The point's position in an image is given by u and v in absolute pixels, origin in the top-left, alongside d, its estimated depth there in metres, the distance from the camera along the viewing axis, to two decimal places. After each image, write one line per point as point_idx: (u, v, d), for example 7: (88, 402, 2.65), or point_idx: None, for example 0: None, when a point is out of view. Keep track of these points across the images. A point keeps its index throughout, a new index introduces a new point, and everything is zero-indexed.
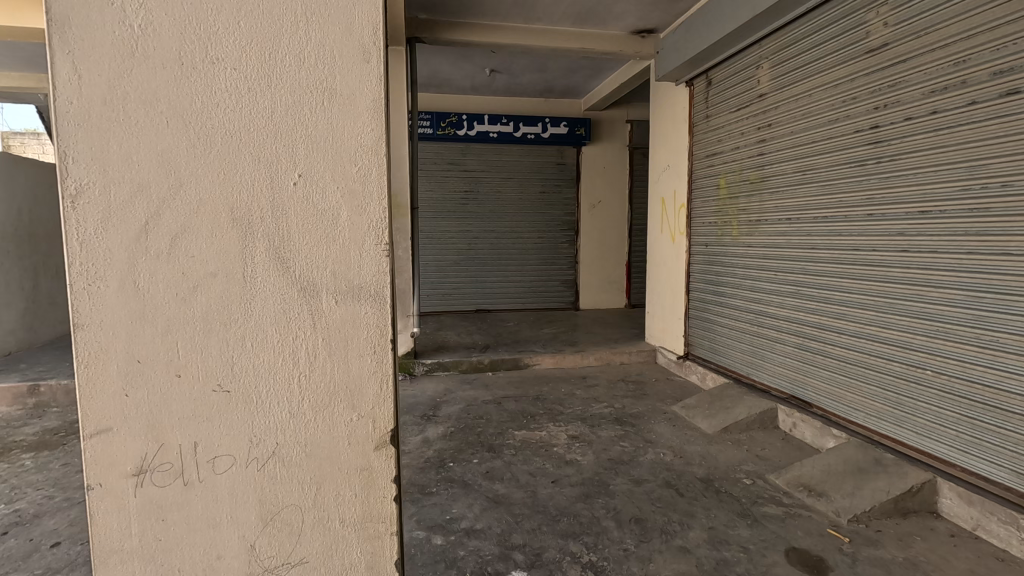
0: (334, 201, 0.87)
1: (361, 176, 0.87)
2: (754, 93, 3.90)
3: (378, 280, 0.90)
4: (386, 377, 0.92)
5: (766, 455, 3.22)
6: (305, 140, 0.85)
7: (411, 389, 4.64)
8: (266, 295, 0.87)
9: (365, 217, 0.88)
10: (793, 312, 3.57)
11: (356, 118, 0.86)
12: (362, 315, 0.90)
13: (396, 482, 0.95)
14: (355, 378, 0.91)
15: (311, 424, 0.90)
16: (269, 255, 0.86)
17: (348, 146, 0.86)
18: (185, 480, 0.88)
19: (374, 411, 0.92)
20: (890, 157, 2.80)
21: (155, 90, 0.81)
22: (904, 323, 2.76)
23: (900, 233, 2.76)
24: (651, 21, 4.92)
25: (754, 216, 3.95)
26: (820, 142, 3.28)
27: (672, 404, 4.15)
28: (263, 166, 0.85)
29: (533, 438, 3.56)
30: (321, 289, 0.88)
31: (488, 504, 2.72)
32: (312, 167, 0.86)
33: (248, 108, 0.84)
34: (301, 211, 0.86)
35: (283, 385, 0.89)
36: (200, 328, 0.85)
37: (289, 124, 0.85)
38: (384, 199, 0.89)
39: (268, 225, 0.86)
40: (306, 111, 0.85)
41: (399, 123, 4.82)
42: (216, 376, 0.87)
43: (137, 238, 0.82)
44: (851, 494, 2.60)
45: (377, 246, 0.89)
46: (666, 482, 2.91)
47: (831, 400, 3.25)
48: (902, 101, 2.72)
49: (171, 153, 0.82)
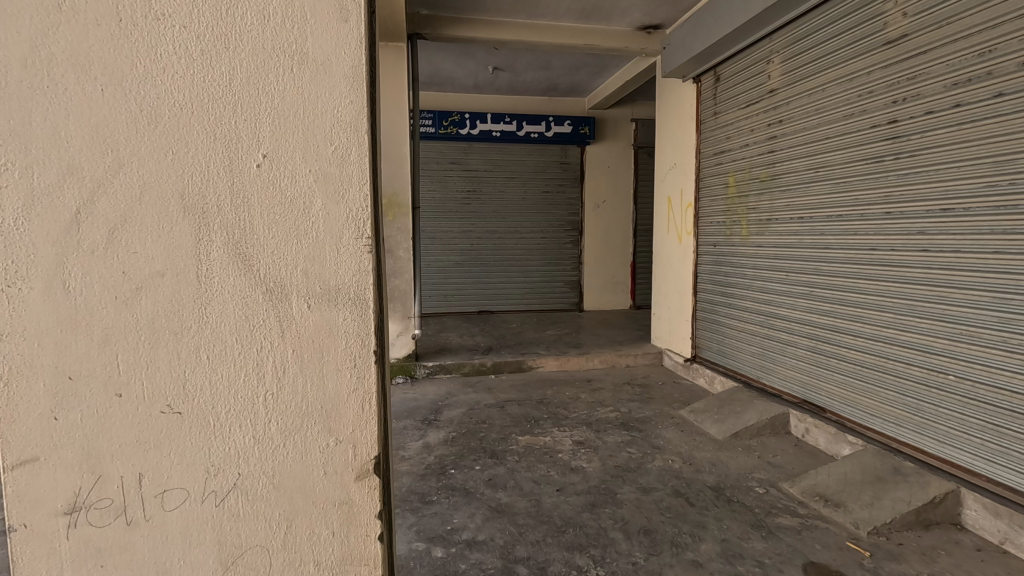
0: (305, 190, 0.78)
1: (339, 158, 0.79)
2: (764, 89, 3.80)
3: (359, 281, 0.81)
4: (370, 394, 0.83)
5: (778, 462, 3.10)
6: (271, 114, 0.76)
7: (412, 393, 4.54)
8: (224, 301, 0.77)
9: (344, 205, 0.79)
10: (805, 314, 3.45)
11: (333, 91, 0.78)
12: (340, 322, 0.80)
13: (380, 518, 0.86)
14: (333, 393, 0.82)
15: (280, 449, 0.81)
16: (227, 250, 0.77)
17: (322, 120, 0.77)
18: (129, 519, 0.78)
19: (356, 435, 0.83)
20: (910, 153, 2.69)
21: (87, 52, 0.71)
22: (924, 324, 2.65)
23: (920, 232, 2.65)
24: (656, 16, 4.82)
25: (764, 215, 3.84)
26: (834, 138, 3.17)
27: (680, 408, 4.04)
28: (221, 151, 0.76)
29: (536, 444, 3.45)
30: (291, 291, 0.79)
31: (491, 514, 2.62)
32: (280, 151, 0.77)
33: (201, 85, 0.74)
34: (268, 203, 0.77)
35: (247, 403, 0.79)
36: (146, 338, 0.75)
37: (253, 102, 0.76)
38: (365, 184, 0.80)
39: (227, 214, 0.76)
40: (270, 80, 0.76)
41: (402, 124, 4.75)
42: (165, 391, 0.77)
43: (66, 232, 0.71)
44: (870, 505, 2.48)
45: (357, 241, 0.80)
46: (676, 491, 2.80)
47: (846, 406, 3.14)
48: (922, 94, 2.61)
49: (108, 130, 0.72)
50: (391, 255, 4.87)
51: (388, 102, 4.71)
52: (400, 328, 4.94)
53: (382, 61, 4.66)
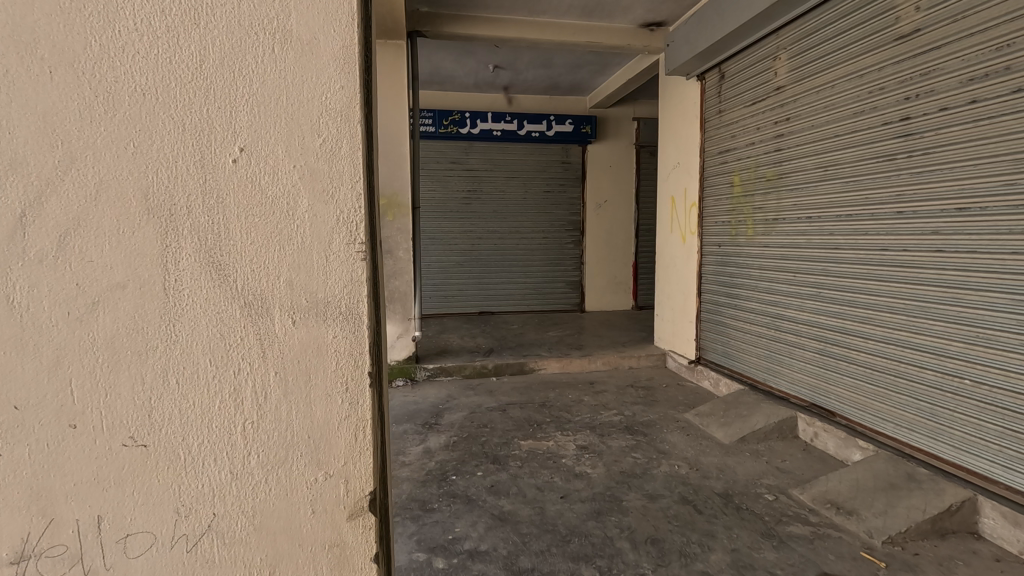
0: (285, 190, 0.72)
1: (327, 152, 0.72)
2: (770, 86, 3.73)
3: (350, 293, 0.75)
4: (364, 421, 0.77)
5: (787, 468, 3.03)
6: (248, 100, 0.70)
7: (412, 396, 4.47)
8: (196, 315, 0.71)
9: (333, 207, 0.73)
10: (814, 315, 3.38)
11: (321, 75, 0.71)
12: (329, 339, 0.74)
13: (376, 559, 0.80)
14: (323, 416, 0.76)
15: (262, 485, 0.75)
16: (198, 259, 0.70)
17: (308, 107, 0.71)
18: (86, 568, 0.71)
19: (347, 468, 0.77)
20: (923, 151, 2.62)
21: (34, 28, 0.64)
22: (938, 327, 2.58)
23: (934, 232, 2.58)
24: (660, 13, 4.75)
25: (771, 215, 3.77)
26: (843, 136, 3.10)
27: (685, 412, 3.97)
28: (189, 148, 0.69)
29: (539, 449, 3.38)
30: (272, 303, 0.73)
31: (494, 522, 2.55)
32: (259, 147, 0.71)
33: (166, 74, 0.68)
34: (244, 206, 0.71)
35: (223, 432, 0.73)
36: (106, 355, 0.68)
37: (227, 92, 0.69)
38: (358, 180, 0.74)
39: (198, 220, 0.70)
40: (247, 63, 0.70)
41: (402, 123, 4.68)
42: (129, 412, 0.70)
43: (10, 240, 0.64)
44: (884, 513, 2.41)
45: (349, 247, 0.74)
46: (683, 498, 2.73)
47: (856, 410, 3.07)
48: (936, 90, 2.55)
49: (58, 118, 0.65)
50: (390, 256, 4.80)
51: (388, 101, 4.64)
52: (400, 330, 4.87)
53: (382, 60, 4.60)
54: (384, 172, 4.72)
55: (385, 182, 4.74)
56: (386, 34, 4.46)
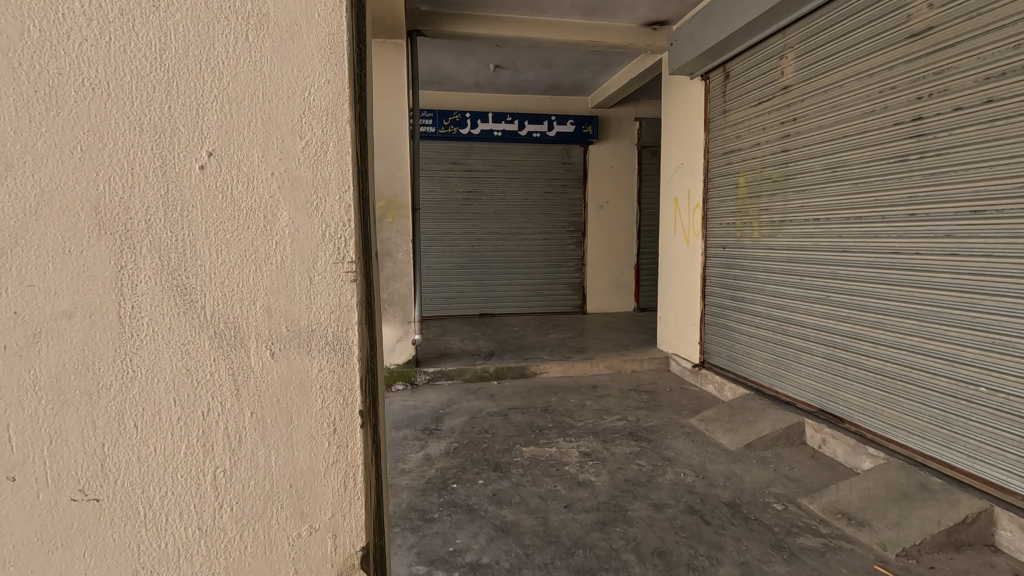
0: (257, 202, 0.68)
1: (310, 157, 0.69)
2: (777, 86, 3.66)
3: (337, 320, 0.72)
4: (355, 466, 0.75)
5: (796, 475, 2.96)
6: (221, 109, 0.67)
7: (412, 400, 4.40)
8: (157, 341, 0.67)
9: (317, 223, 0.70)
10: (822, 319, 3.32)
11: (306, 76, 0.68)
12: (314, 372, 0.72)
13: None
14: (308, 464, 0.73)
15: (236, 538, 0.71)
16: (164, 286, 0.66)
17: (291, 108, 0.68)
18: None
19: (335, 517, 0.75)
20: (936, 151, 2.55)
21: None
22: (952, 333, 2.52)
23: (948, 236, 2.52)
24: (663, 11, 4.68)
25: (777, 217, 3.71)
26: (852, 137, 3.04)
27: (689, 417, 3.91)
28: (145, 157, 0.64)
29: (542, 455, 3.31)
30: (245, 327, 0.69)
31: (496, 533, 2.48)
32: (228, 152, 0.67)
33: (122, 79, 0.63)
34: (213, 220, 0.67)
35: (192, 480, 0.69)
36: (58, 383, 0.63)
37: (188, 96, 0.65)
38: (347, 188, 0.71)
39: (162, 245, 0.66)
40: (215, 69, 0.66)
41: (401, 124, 4.61)
42: (81, 443, 0.65)
43: None
44: (898, 524, 2.34)
45: (337, 266, 0.72)
46: (689, 507, 2.66)
47: (866, 416, 3.01)
48: (949, 89, 2.48)
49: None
50: (390, 258, 4.74)
51: (387, 101, 4.58)
52: (400, 333, 4.81)
53: (381, 60, 4.54)
54: (384, 172, 4.65)
55: (384, 183, 4.67)
56: (386, 34, 4.40)
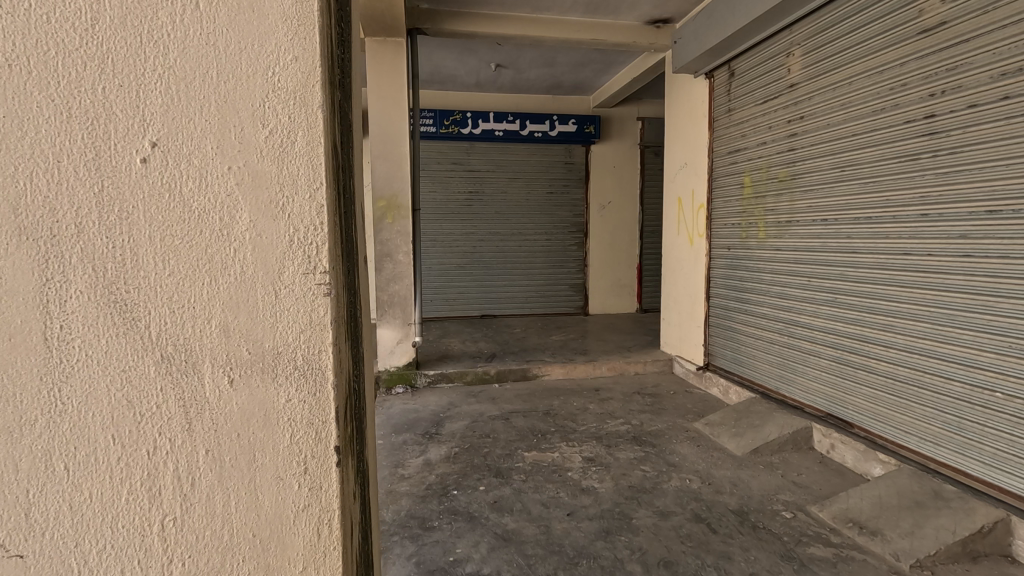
0: (205, 205, 0.72)
1: (274, 148, 0.73)
2: (783, 84, 3.59)
3: (305, 339, 0.76)
4: (329, 480, 0.79)
5: (804, 482, 2.90)
6: (189, 138, 0.71)
7: (412, 404, 4.34)
8: (127, 356, 0.71)
9: (283, 244, 0.74)
10: (830, 322, 3.25)
11: (271, 100, 0.72)
12: (282, 389, 0.76)
13: None
14: (275, 509, 0.77)
15: (200, 542, 0.76)
16: (131, 305, 0.71)
17: (257, 134, 0.72)
18: None
19: (301, 528, 0.78)
20: (949, 150, 2.49)
21: None
22: (966, 336, 2.45)
23: (962, 236, 2.45)
24: (666, 9, 4.61)
25: (784, 216, 3.64)
26: (862, 135, 2.97)
27: (694, 421, 3.84)
28: (77, 157, 0.68)
29: (544, 461, 3.25)
30: (194, 342, 0.73)
31: (497, 542, 2.42)
32: (172, 144, 0.70)
33: (89, 106, 0.68)
34: (156, 225, 0.70)
35: (158, 486, 0.74)
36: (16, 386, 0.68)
37: (124, 92, 0.69)
38: (316, 185, 0.74)
39: (129, 266, 0.70)
40: (184, 98, 0.70)
41: (401, 124, 4.55)
42: (29, 435, 0.69)
43: None
44: (911, 534, 2.28)
45: (306, 286, 0.75)
46: (696, 515, 2.59)
47: (875, 421, 2.94)
48: (963, 85, 2.41)
49: None
50: (390, 259, 4.67)
51: (386, 100, 4.52)
52: (400, 335, 4.75)
53: (380, 57, 4.47)
54: (384, 173, 4.59)
55: (384, 183, 4.61)
56: (386, 31, 4.34)
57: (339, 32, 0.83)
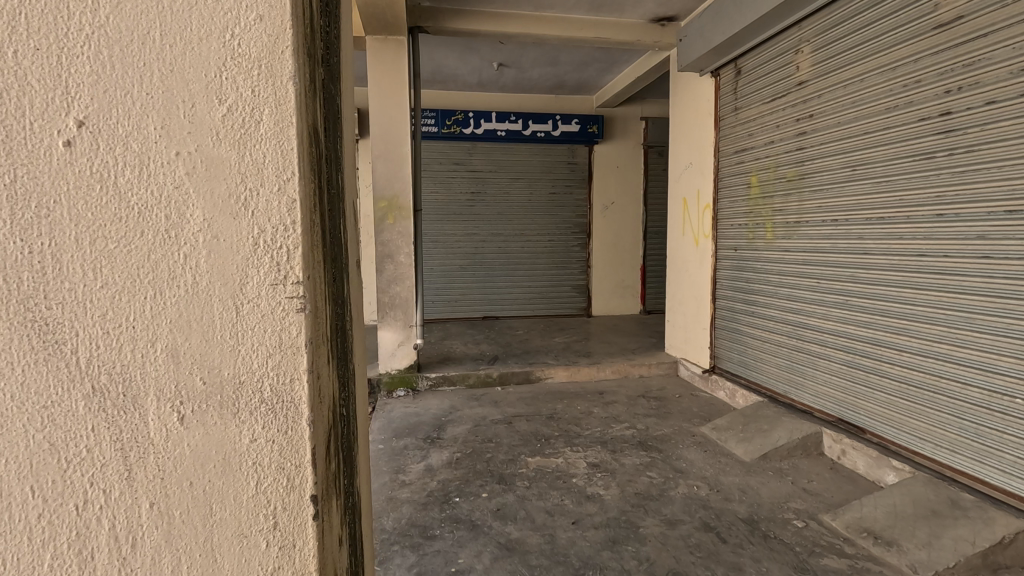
0: (136, 200, 0.67)
1: (230, 136, 0.69)
2: (791, 82, 3.52)
3: (264, 354, 0.72)
4: (302, 499, 0.75)
5: (815, 489, 2.82)
6: (134, 132, 0.67)
7: (414, 408, 4.27)
8: (66, 358, 0.68)
9: (239, 249, 0.70)
10: (840, 325, 3.17)
11: (226, 90, 0.68)
12: (238, 402, 0.72)
13: None
14: (237, 533, 0.74)
15: (146, 554, 0.72)
16: (66, 308, 0.67)
17: (209, 129, 0.68)
18: None
19: (262, 543, 0.74)
20: (966, 148, 2.42)
21: None
22: (983, 340, 2.38)
23: (980, 237, 2.38)
24: (671, 7, 4.55)
25: (792, 217, 3.57)
26: (873, 133, 2.90)
27: (700, 425, 3.76)
28: None
29: (548, 466, 3.18)
30: (135, 358, 0.69)
31: (501, 552, 2.35)
32: (103, 121, 0.66)
33: (25, 97, 0.64)
34: (87, 223, 0.66)
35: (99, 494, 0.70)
36: None
37: (41, 56, 0.64)
38: (286, 176, 0.70)
39: (65, 266, 0.66)
40: (127, 87, 0.66)
41: (402, 123, 4.48)
42: None
43: None
44: (928, 545, 2.20)
45: (269, 298, 0.71)
46: (705, 524, 2.52)
47: (887, 426, 2.87)
48: (980, 82, 2.35)
49: None
50: (391, 260, 4.61)
51: (386, 99, 4.46)
52: (402, 338, 4.68)
53: (380, 56, 4.40)
54: (385, 173, 4.53)
55: (384, 183, 4.55)
56: (386, 29, 4.28)
57: (320, 21, 0.78)
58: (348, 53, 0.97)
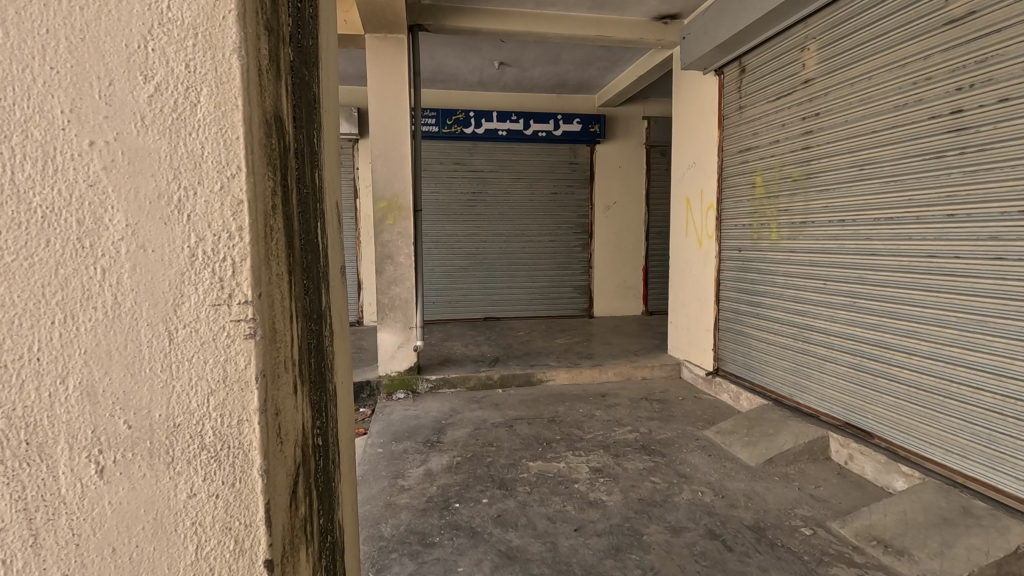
0: (37, 204, 0.59)
1: (163, 136, 0.61)
2: (797, 80, 3.46)
3: (202, 385, 0.64)
4: (250, 545, 0.67)
5: (822, 495, 2.76)
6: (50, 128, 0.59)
7: (414, 410, 4.21)
8: None
9: (171, 263, 0.62)
10: (848, 327, 3.11)
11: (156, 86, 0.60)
12: (174, 436, 0.64)
13: None
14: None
15: None
16: None
17: (134, 126, 0.60)
18: None
19: None
20: (978, 147, 2.36)
21: None
22: (997, 344, 2.32)
23: (993, 238, 2.32)
24: (675, 5, 4.49)
25: (798, 217, 3.51)
26: (882, 132, 2.84)
27: (704, 429, 3.71)
28: None
29: (550, 471, 3.12)
30: (49, 384, 0.61)
31: (502, 560, 2.30)
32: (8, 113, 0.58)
33: None
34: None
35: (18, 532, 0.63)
36: None
37: None
38: (227, 179, 0.62)
39: None
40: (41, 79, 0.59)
41: (402, 123, 4.43)
42: None
43: None
44: (940, 555, 2.14)
45: (208, 323, 0.63)
46: (710, 532, 2.46)
47: (896, 432, 2.81)
48: (993, 79, 2.29)
49: None
50: (391, 261, 4.56)
51: (385, 98, 4.40)
52: (402, 339, 4.64)
53: (381, 55, 4.35)
54: (384, 173, 4.48)
55: (384, 183, 4.50)
56: (386, 27, 4.22)
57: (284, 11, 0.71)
58: (326, 47, 0.91)
